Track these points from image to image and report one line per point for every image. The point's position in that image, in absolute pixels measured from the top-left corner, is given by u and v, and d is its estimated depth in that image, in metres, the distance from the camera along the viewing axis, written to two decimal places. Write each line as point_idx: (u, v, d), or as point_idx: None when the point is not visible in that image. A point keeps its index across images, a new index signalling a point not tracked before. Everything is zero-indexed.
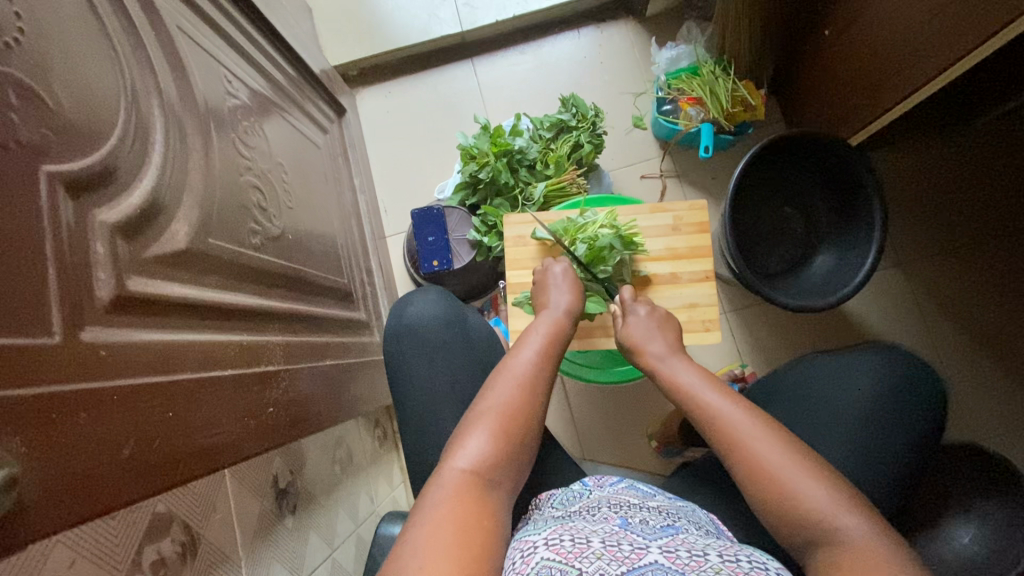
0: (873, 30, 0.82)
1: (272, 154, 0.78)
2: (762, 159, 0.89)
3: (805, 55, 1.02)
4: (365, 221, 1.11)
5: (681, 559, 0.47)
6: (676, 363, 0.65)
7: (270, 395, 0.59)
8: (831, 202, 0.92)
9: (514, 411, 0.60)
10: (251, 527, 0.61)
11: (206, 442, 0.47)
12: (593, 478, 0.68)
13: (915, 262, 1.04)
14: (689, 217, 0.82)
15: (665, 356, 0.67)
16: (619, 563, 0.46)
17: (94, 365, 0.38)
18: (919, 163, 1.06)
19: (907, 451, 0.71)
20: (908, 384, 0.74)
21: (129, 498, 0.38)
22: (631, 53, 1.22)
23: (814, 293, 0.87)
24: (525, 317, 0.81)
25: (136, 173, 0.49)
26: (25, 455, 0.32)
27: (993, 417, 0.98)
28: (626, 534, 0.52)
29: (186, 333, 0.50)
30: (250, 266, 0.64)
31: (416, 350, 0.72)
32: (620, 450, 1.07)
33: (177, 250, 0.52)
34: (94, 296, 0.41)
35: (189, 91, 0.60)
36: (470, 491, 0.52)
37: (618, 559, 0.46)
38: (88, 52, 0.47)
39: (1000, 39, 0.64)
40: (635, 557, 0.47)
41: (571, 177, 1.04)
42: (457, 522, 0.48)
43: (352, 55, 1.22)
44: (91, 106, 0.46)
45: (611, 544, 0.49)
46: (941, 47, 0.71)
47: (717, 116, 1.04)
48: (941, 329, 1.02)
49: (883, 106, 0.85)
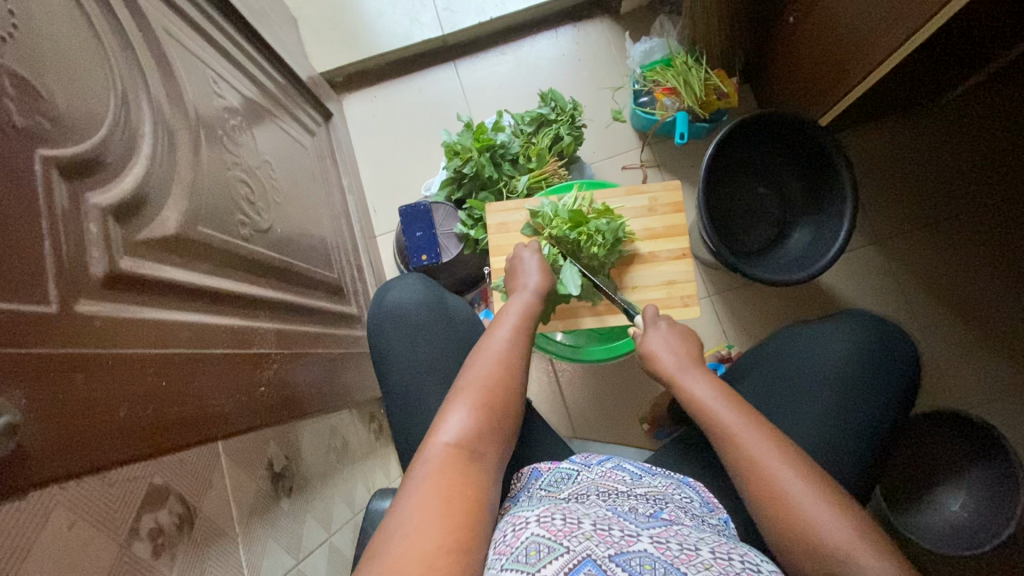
0: (836, 12, 0.86)
1: (259, 152, 0.80)
2: (733, 142, 0.92)
3: (773, 42, 1.06)
4: (354, 220, 1.14)
5: (672, 551, 0.49)
6: (689, 380, 0.67)
7: (262, 376, 0.61)
8: (803, 182, 0.95)
9: (492, 388, 0.62)
10: (246, 505, 0.63)
11: (197, 411, 0.49)
12: (580, 457, 0.70)
13: (891, 238, 1.07)
14: (665, 197, 0.85)
15: (680, 372, 0.68)
16: (607, 545, 0.48)
17: (90, 334, 0.41)
18: (888, 141, 1.09)
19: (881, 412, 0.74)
20: (882, 349, 0.76)
21: (124, 458, 0.41)
22: (607, 49, 1.26)
23: (791, 268, 0.90)
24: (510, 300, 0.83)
25: (126, 162, 0.52)
26: (26, 406, 0.34)
27: (973, 384, 1.00)
28: (618, 521, 0.54)
29: (177, 312, 0.52)
30: (239, 254, 0.66)
31: (399, 334, 0.74)
32: (613, 434, 1.09)
33: (167, 235, 0.54)
34: (88, 273, 0.44)
35: (176, 89, 0.63)
36: (455, 463, 0.54)
37: (606, 543, 0.48)
38: (79, 49, 0.50)
39: (949, 13, 0.68)
40: (625, 543, 0.49)
41: (553, 168, 1.07)
42: (441, 494, 0.50)
43: (337, 63, 1.26)
44: (83, 99, 0.48)
45: (603, 528, 0.51)
46: (898, 22, 0.74)
47: (691, 104, 1.07)
48: (919, 302, 1.05)
49: (850, 83, 0.88)
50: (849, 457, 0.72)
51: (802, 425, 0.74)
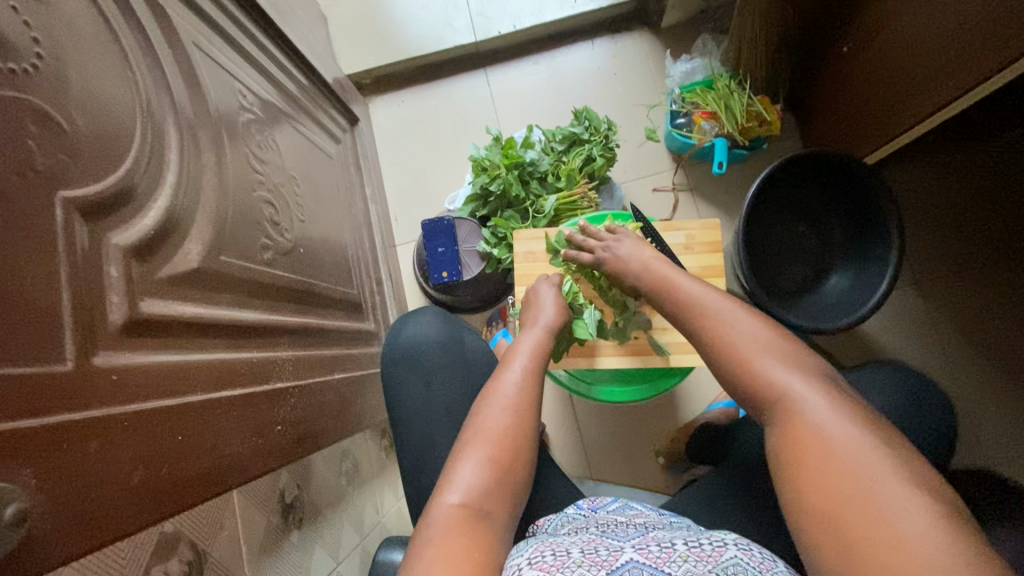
0: (893, 50, 0.81)
1: (284, 167, 0.78)
2: (777, 180, 0.88)
3: (821, 70, 1.01)
4: (376, 230, 1.11)
5: (654, 554, 0.48)
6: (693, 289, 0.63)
7: (279, 413, 0.59)
8: (846, 221, 0.90)
9: (507, 437, 0.59)
10: (256, 543, 0.61)
11: (214, 462, 0.47)
12: (587, 502, 0.67)
13: (933, 281, 1.03)
14: (702, 236, 0.81)
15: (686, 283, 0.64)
16: (598, 568, 0.46)
17: (104, 390, 0.39)
18: (936, 179, 1.04)
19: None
20: (914, 405, 0.72)
21: (137, 525, 0.38)
22: (645, 64, 1.21)
23: (830, 315, 0.86)
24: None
25: (150, 194, 0.49)
26: (35, 486, 0.32)
27: (1011, 442, 0.96)
28: (602, 541, 0.53)
29: (196, 352, 0.50)
30: (260, 281, 0.64)
31: (413, 375, 0.72)
32: (628, 466, 1.06)
33: (189, 270, 0.52)
34: (106, 320, 0.41)
35: (203, 107, 0.60)
36: (462, 524, 0.52)
37: (597, 565, 0.47)
38: (105, 73, 0.47)
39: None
40: (613, 560, 0.48)
41: (582, 191, 1.04)
42: (445, 556, 0.48)
43: (366, 65, 1.23)
44: (107, 126, 0.46)
45: (590, 552, 0.49)
46: (965, 67, 0.70)
47: (731, 131, 1.03)
48: (957, 351, 1.00)
49: (901, 126, 0.84)
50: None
51: None
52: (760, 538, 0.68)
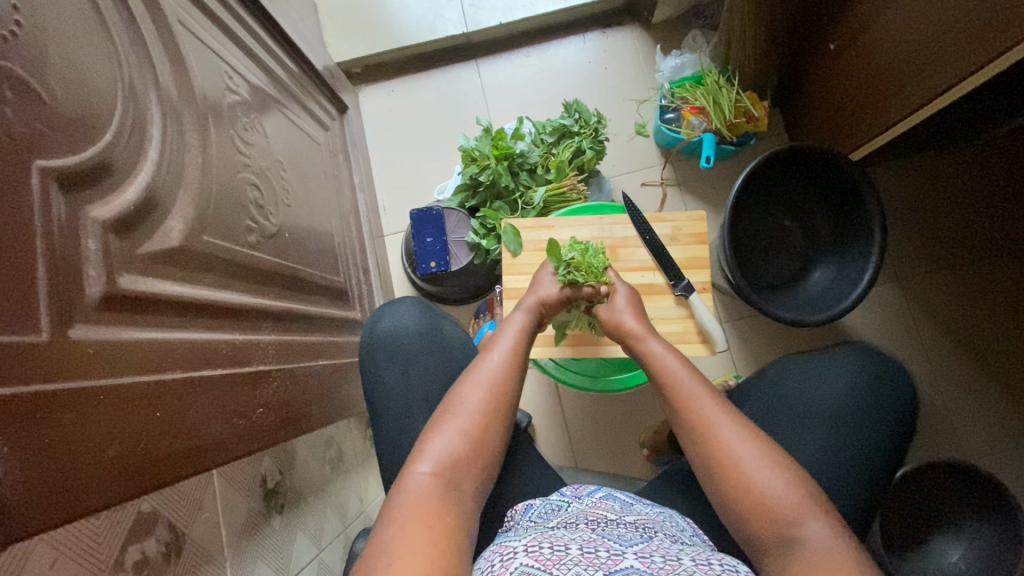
0: (877, 50, 0.83)
1: (271, 151, 0.77)
2: (763, 173, 0.89)
3: (808, 69, 1.03)
4: (363, 219, 1.10)
5: (656, 564, 0.48)
6: (654, 343, 0.66)
7: (262, 395, 0.59)
8: (828, 214, 0.92)
9: (483, 415, 0.59)
10: (236, 527, 0.61)
11: (193, 441, 0.47)
12: (570, 489, 0.67)
13: (915, 278, 1.04)
14: (689, 228, 0.82)
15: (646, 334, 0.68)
16: (596, 568, 0.46)
17: (80, 362, 0.38)
18: (919, 177, 1.06)
19: (871, 452, 0.71)
20: (876, 382, 0.74)
21: (105, 502, 0.38)
22: (635, 59, 1.22)
23: (813, 307, 0.87)
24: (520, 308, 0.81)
25: (131, 169, 0.48)
26: (11, 454, 0.32)
27: (986, 435, 0.98)
28: (602, 541, 0.52)
29: (177, 331, 0.50)
30: (244, 263, 0.63)
31: (391, 363, 0.71)
32: (612, 457, 1.07)
33: (170, 247, 0.51)
34: (84, 293, 0.41)
35: (188, 85, 0.59)
36: (433, 494, 0.52)
37: (595, 566, 0.47)
38: (87, 45, 0.46)
39: (999, 65, 0.66)
40: (612, 563, 0.48)
41: (572, 183, 1.05)
42: (414, 518, 0.49)
43: (356, 54, 1.22)
44: (87, 99, 0.45)
45: (589, 551, 0.49)
46: (941, 69, 0.72)
47: (719, 126, 1.04)
48: (937, 346, 1.02)
49: (883, 124, 0.86)
50: (839, 499, 0.69)
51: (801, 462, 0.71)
52: None
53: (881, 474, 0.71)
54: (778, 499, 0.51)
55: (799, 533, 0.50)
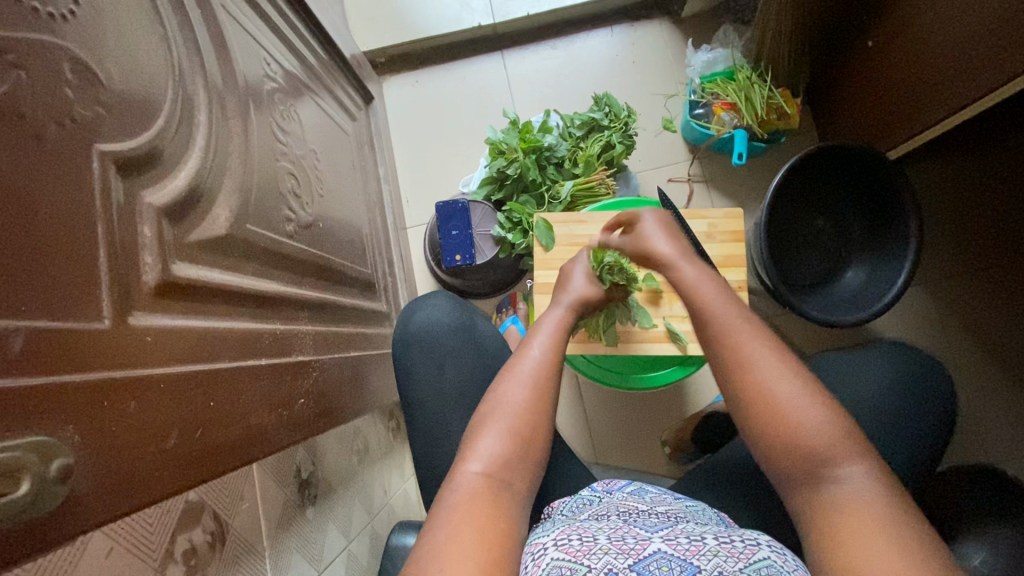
0: (916, 48, 0.81)
1: (305, 140, 0.76)
2: (799, 171, 0.87)
3: (843, 65, 1.01)
4: (388, 211, 1.10)
5: (682, 546, 0.47)
6: (686, 266, 0.63)
7: (302, 386, 0.59)
8: (863, 213, 0.91)
9: (529, 414, 0.58)
10: (274, 518, 0.61)
11: (243, 432, 0.46)
12: (601, 484, 0.67)
13: (944, 279, 1.03)
14: (724, 225, 0.81)
15: (676, 259, 0.65)
16: (625, 556, 0.46)
17: (139, 351, 0.38)
18: (951, 177, 1.05)
19: (911, 446, 0.71)
20: (917, 384, 0.73)
21: (166, 492, 0.37)
22: (663, 53, 1.20)
23: (846, 307, 0.86)
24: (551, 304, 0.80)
25: (181, 155, 0.48)
26: (79, 444, 0.31)
27: (1014, 439, 0.97)
28: (629, 529, 0.52)
29: (225, 320, 0.49)
30: (284, 253, 0.62)
31: (425, 358, 0.70)
32: (634, 454, 1.07)
33: (217, 235, 0.50)
34: (141, 281, 0.40)
35: (231, 71, 0.58)
36: (485, 493, 0.52)
37: (624, 553, 0.46)
38: (139, 27, 0.46)
39: None
40: (640, 549, 0.47)
41: (600, 177, 1.04)
42: (468, 519, 0.48)
43: (381, 43, 1.21)
44: (141, 83, 0.44)
45: (617, 540, 0.49)
46: (981, 73, 0.71)
47: (750, 122, 1.02)
48: (966, 348, 1.01)
49: (920, 124, 0.85)
50: None
51: None
52: (779, 525, 0.68)
53: (919, 470, 0.71)
54: (816, 454, 0.49)
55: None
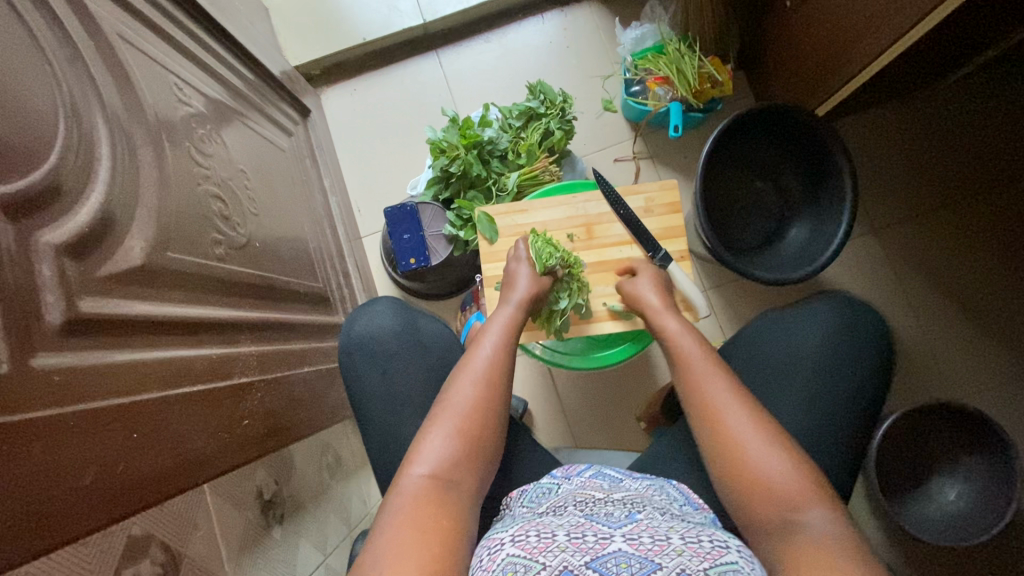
0: (830, 5, 0.83)
1: (232, 161, 0.75)
2: (732, 135, 0.88)
3: (768, 29, 1.03)
4: (338, 222, 1.09)
5: (645, 545, 0.47)
6: (678, 334, 0.67)
7: (245, 408, 0.58)
8: (799, 171, 0.92)
9: (475, 411, 0.59)
10: (236, 540, 0.62)
11: (175, 459, 0.46)
12: (561, 470, 0.68)
13: (890, 227, 1.05)
14: (661, 197, 0.82)
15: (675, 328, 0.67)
16: (583, 553, 0.46)
17: (47, 392, 0.37)
18: (886, 126, 1.07)
19: (856, 395, 0.72)
20: (853, 333, 0.74)
21: (86, 528, 0.37)
22: (595, 35, 1.21)
23: (792, 265, 0.87)
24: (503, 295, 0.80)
25: (83, 190, 0.47)
26: None
27: (972, 375, 0.99)
28: (591, 525, 0.51)
29: (150, 350, 0.49)
30: (215, 276, 0.62)
31: (371, 365, 0.70)
32: (609, 435, 1.08)
33: (133, 266, 0.50)
34: (43, 321, 0.40)
35: (136, 101, 0.58)
36: (429, 495, 0.53)
37: (581, 551, 0.46)
38: (17, 64, 0.45)
39: (943, 13, 0.66)
40: (599, 547, 0.47)
41: (543, 165, 1.04)
42: (413, 524, 0.50)
43: (313, 55, 1.20)
44: (27, 123, 0.44)
45: (576, 537, 0.48)
46: (889, 21, 0.73)
47: (684, 94, 1.03)
48: (917, 292, 1.03)
49: (845, 77, 0.86)
50: (830, 451, 0.70)
51: (790, 418, 0.72)
52: None
53: (869, 418, 0.72)
54: None
55: (800, 519, 0.51)
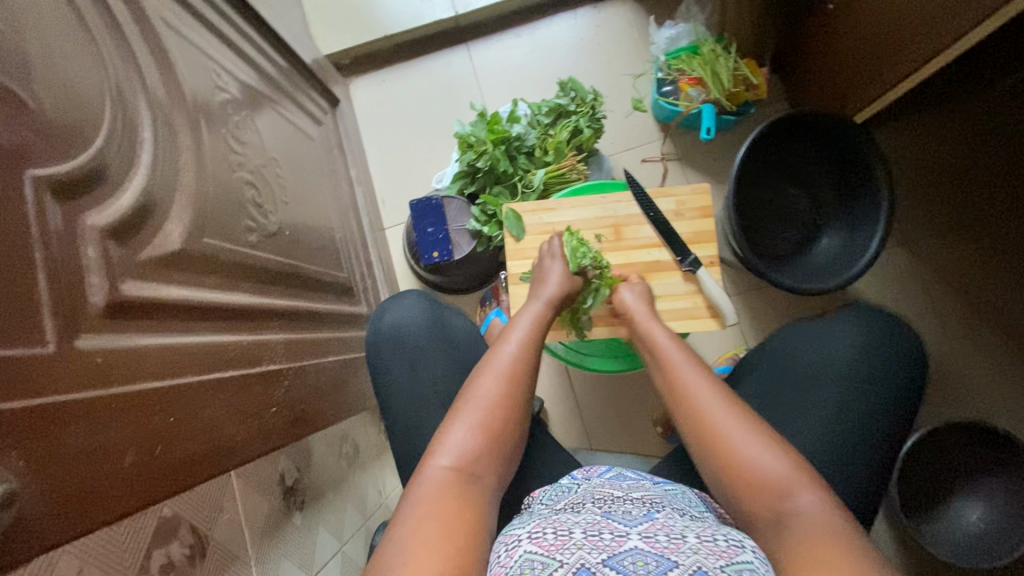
0: (875, 10, 0.80)
1: (265, 148, 0.76)
2: (768, 141, 0.87)
3: (806, 32, 1.00)
4: (362, 213, 1.10)
5: (661, 543, 0.46)
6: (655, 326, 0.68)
7: (273, 395, 0.59)
8: (834, 180, 0.90)
9: (500, 407, 0.59)
10: (260, 526, 0.63)
11: (208, 444, 0.46)
12: (581, 471, 0.67)
13: (923, 239, 1.03)
14: (692, 201, 0.81)
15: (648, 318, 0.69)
16: (600, 550, 0.45)
17: (90, 373, 0.38)
18: (924, 136, 1.04)
19: (885, 411, 0.70)
20: (884, 346, 0.73)
21: (123, 510, 0.37)
22: (628, 33, 1.19)
23: (823, 275, 0.85)
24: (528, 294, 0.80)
25: (126, 174, 0.48)
26: (25, 468, 0.31)
27: (1003, 394, 0.97)
28: (607, 523, 0.50)
29: (185, 335, 0.49)
30: (248, 263, 0.62)
31: (398, 359, 0.70)
32: (625, 438, 1.07)
33: (171, 251, 0.50)
34: (87, 303, 0.40)
35: (177, 86, 0.58)
36: (453, 488, 0.53)
37: (598, 548, 0.45)
38: (66, 45, 0.45)
39: (998, 20, 0.63)
40: (616, 545, 0.46)
41: (571, 163, 1.03)
42: (437, 514, 0.50)
43: (344, 45, 1.20)
44: (76, 105, 0.44)
45: (592, 534, 0.47)
46: (939, 27, 0.70)
47: (717, 96, 1.01)
48: (948, 307, 1.01)
49: (887, 84, 0.84)
50: (857, 469, 0.68)
51: (816, 432, 0.70)
52: None
53: (897, 437, 0.70)
54: None
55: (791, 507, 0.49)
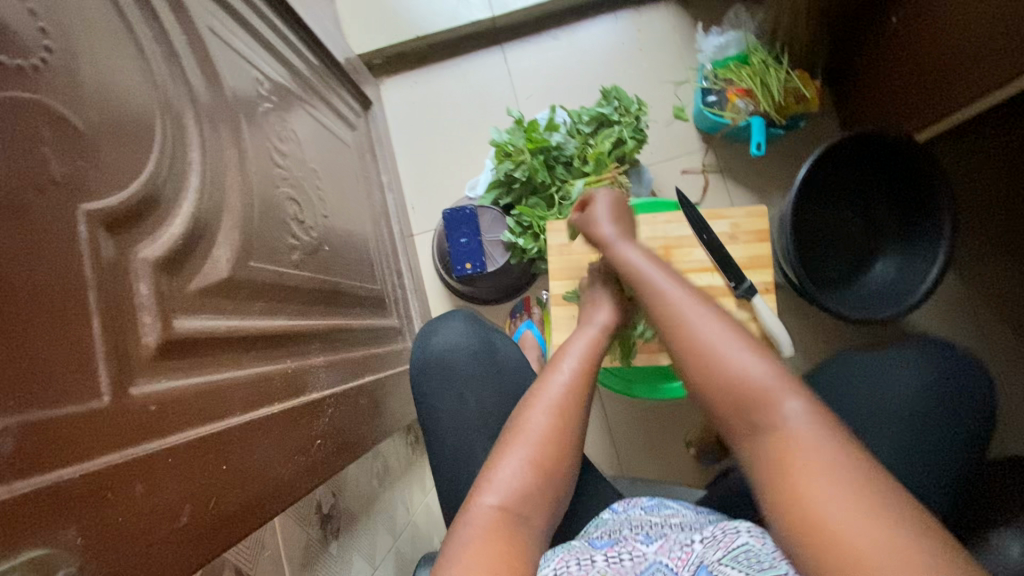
0: (945, 25, 0.76)
1: (304, 158, 0.73)
2: (826, 161, 0.83)
3: (863, 43, 0.96)
4: (393, 220, 1.07)
5: None
6: None
7: (317, 427, 0.56)
8: (891, 201, 0.86)
9: (552, 443, 0.56)
10: (298, 558, 0.61)
11: (259, 490, 0.44)
12: (621, 503, 0.63)
13: (977, 264, 0.99)
14: (747, 224, 0.78)
15: None
16: None
17: (143, 424, 0.35)
18: (981, 156, 1.00)
19: (955, 452, 0.66)
20: (953, 382, 0.68)
21: (180, 573, 0.35)
22: (671, 38, 1.15)
23: (879, 302, 0.81)
24: (571, 316, 0.77)
25: (176, 198, 0.45)
26: (82, 545, 0.29)
27: None
28: (638, 553, 0.49)
29: (233, 369, 0.46)
30: (291, 285, 0.60)
31: (445, 384, 0.68)
32: (658, 459, 1.04)
33: (219, 280, 0.48)
34: (140, 345, 0.38)
35: (223, 98, 0.55)
36: (499, 529, 0.50)
37: None
38: (116, 62, 0.42)
39: None
40: None
41: (613, 175, 0.98)
42: (484, 556, 0.47)
43: (376, 44, 1.16)
44: (126, 126, 0.41)
45: None
46: (1021, 47, 0.66)
47: (767, 109, 0.97)
48: (1002, 336, 0.97)
49: (955, 103, 0.79)
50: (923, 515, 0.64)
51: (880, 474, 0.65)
52: None
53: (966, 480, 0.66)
54: None
55: None
